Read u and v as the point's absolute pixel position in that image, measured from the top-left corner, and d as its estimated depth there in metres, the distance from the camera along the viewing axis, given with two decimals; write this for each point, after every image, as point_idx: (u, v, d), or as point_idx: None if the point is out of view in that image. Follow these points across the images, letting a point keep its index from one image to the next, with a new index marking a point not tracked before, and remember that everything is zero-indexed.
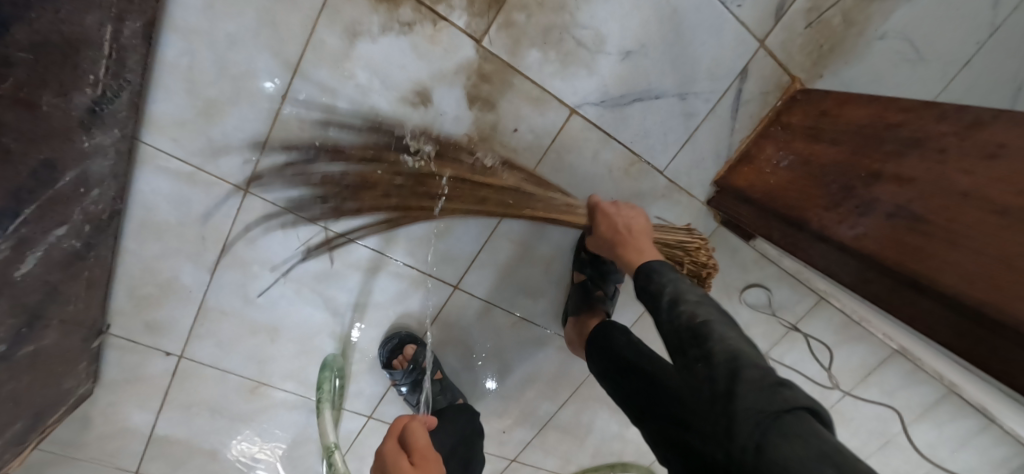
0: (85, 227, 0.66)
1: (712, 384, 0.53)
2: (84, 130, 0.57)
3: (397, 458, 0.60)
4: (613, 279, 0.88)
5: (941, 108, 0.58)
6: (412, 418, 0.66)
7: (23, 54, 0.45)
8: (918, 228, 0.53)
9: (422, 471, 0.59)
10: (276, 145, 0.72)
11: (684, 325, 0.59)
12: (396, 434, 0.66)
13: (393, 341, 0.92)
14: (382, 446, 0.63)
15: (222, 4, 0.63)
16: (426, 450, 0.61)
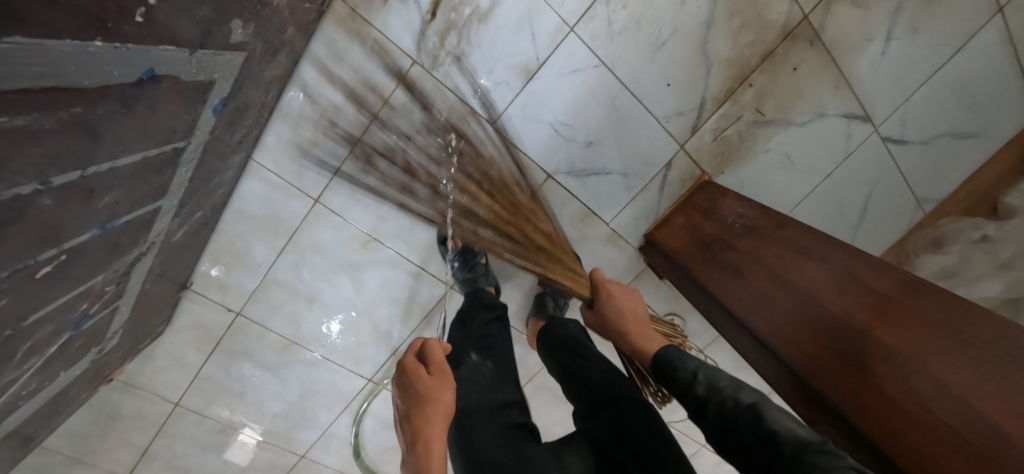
0: (208, 211, 0.96)
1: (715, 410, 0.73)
2: (231, 152, 0.88)
3: (418, 368, 0.79)
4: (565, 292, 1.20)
5: (764, 209, 0.96)
6: (430, 337, 0.82)
7: (227, 115, 0.76)
8: (746, 282, 0.89)
9: (437, 381, 0.78)
10: (344, 172, 1.04)
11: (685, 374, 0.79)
12: (415, 346, 0.83)
13: (453, 225, 1.13)
14: (404, 357, 0.80)
15: (326, 81, 0.95)
16: (440, 364, 0.79)
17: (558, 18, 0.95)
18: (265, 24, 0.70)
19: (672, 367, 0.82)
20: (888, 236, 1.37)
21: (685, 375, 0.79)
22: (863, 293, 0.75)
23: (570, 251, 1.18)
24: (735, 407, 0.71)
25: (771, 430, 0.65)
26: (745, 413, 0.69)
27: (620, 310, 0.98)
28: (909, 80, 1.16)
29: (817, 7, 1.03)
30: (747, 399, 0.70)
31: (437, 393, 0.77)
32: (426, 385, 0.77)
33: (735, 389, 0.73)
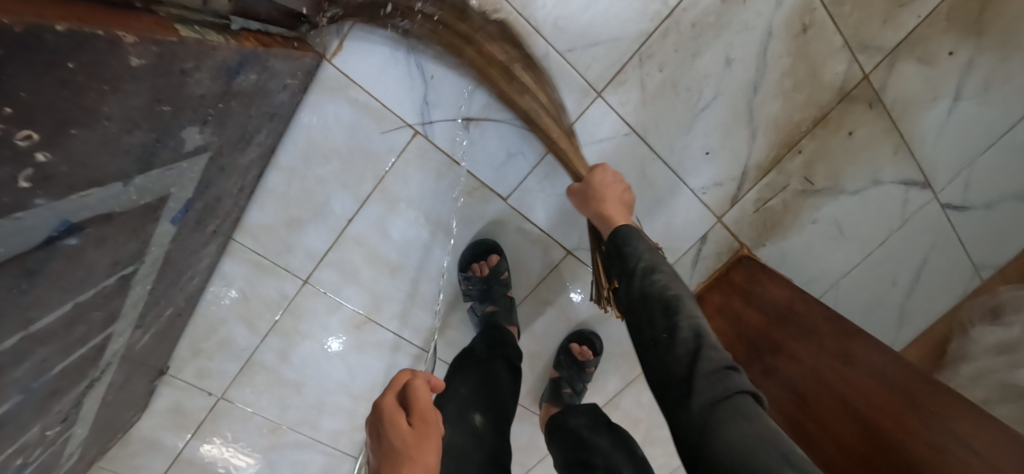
0: (182, 302, 0.82)
1: (660, 341, 0.65)
2: (205, 241, 0.75)
3: (397, 416, 0.59)
4: (585, 378, 1.03)
5: (822, 308, 0.84)
6: (416, 374, 0.64)
7: (192, 216, 0.64)
8: (796, 398, 0.79)
9: (420, 435, 0.58)
10: (335, 252, 0.90)
11: (656, 295, 0.67)
12: (396, 384, 0.63)
13: (491, 244, 0.94)
14: (380, 399, 0.61)
15: (314, 155, 0.82)
16: (427, 410, 0.60)
17: (585, 82, 0.82)
18: (237, 117, 0.58)
19: (626, 253, 0.74)
20: (940, 305, 1.22)
21: (633, 253, 0.73)
22: (890, 392, 0.71)
23: (591, 333, 1.04)
24: (659, 290, 0.67)
25: (683, 327, 0.64)
26: (662, 299, 0.66)
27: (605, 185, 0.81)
28: (977, 141, 1.02)
29: (879, 66, 0.90)
30: (671, 287, 0.67)
31: (416, 453, 0.56)
32: (402, 440, 0.57)
33: (670, 276, 0.69)
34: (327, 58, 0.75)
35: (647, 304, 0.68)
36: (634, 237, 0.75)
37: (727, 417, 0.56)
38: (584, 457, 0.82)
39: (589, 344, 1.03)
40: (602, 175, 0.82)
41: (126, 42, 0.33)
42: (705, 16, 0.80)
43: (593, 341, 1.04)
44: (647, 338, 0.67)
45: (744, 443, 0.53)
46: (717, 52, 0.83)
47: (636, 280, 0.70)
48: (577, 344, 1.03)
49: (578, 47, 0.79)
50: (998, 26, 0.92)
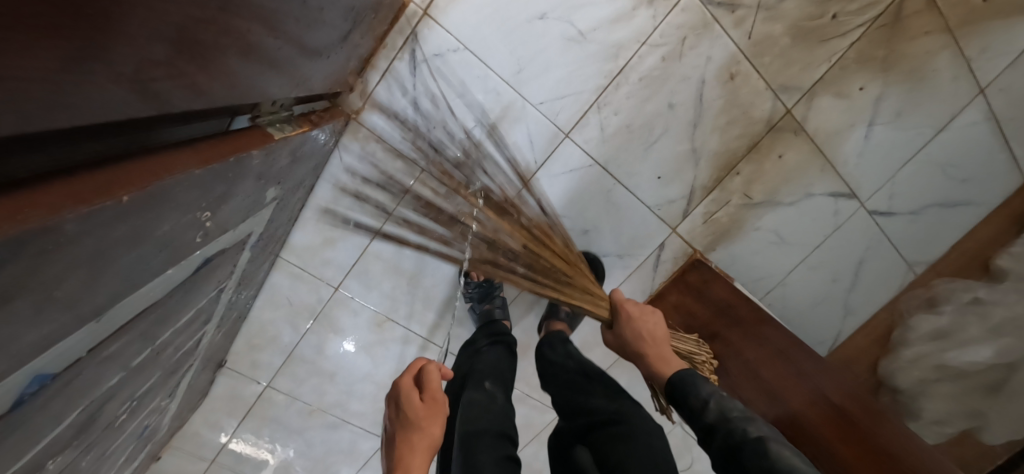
0: (243, 308, 1.06)
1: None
2: (264, 260, 0.99)
3: (413, 393, 0.82)
4: (584, 299, 1.16)
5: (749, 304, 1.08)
6: (430, 362, 0.86)
7: (259, 245, 0.87)
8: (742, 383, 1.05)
9: (428, 409, 0.82)
10: (361, 263, 1.14)
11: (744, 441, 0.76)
12: (413, 370, 0.86)
13: None
14: (401, 379, 0.84)
15: (344, 190, 1.05)
16: (435, 391, 0.83)
17: (553, 125, 1.03)
18: (295, 173, 0.81)
19: (696, 404, 0.83)
20: (882, 297, 1.39)
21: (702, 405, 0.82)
22: (830, 411, 0.99)
23: (594, 256, 1.15)
24: (739, 436, 0.77)
25: (777, 464, 0.71)
26: (750, 443, 0.75)
27: (646, 329, 0.95)
28: (896, 158, 1.20)
29: (799, 102, 1.10)
30: (753, 431, 0.76)
31: (426, 423, 0.81)
32: (418, 411, 0.81)
33: (746, 420, 0.79)
34: (353, 115, 0.98)
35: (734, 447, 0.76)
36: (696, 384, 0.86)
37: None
38: (577, 385, 0.99)
39: (592, 267, 1.14)
40: (640, 323, 0.95)
41: (251, 155, 0.57)
42: (650, 72, 1.02)
43: (596, 264, 1.15)
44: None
45: None
46: (661, 98, 1.04)
47: (720, 434, 0.79)
48: (581, 268, 1.14)
49: (547, 100, 1.00)
50: (902, 65, 1.10)
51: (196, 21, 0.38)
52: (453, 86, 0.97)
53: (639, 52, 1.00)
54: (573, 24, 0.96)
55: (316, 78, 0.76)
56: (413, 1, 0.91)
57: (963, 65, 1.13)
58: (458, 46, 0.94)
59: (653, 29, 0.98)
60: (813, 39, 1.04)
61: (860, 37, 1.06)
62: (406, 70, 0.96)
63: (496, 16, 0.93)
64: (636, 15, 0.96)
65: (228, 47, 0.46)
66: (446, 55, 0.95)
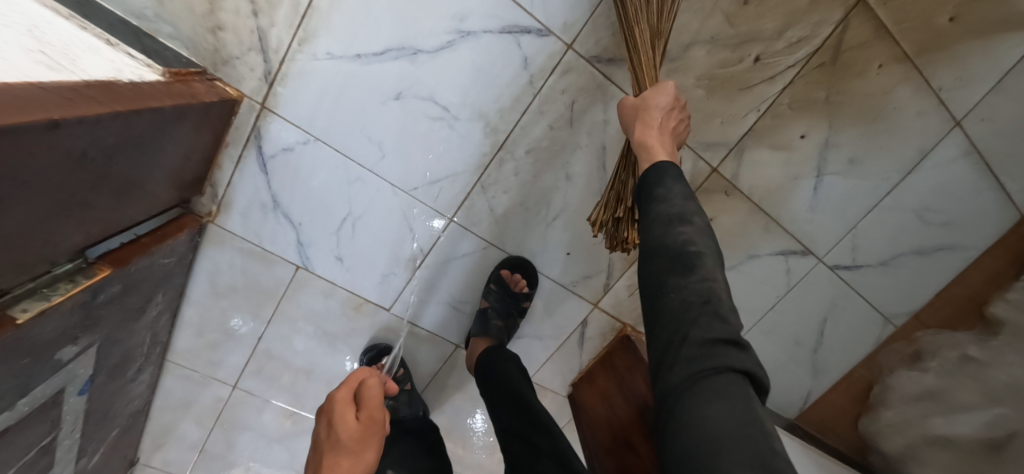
0: (129, 419, 1.00)
1: (673, 321, 0.53)
2: (131, 378, 0.92)
3: (345, 411, 0.59)
4: (515, 311, 0.98)
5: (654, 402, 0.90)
6: (371, 372, 0.63)
7: (103, 376, 0.80)
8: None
9: (364, 431, 0.58)
10: (254, 362, 1.06)
11: (674, 249, 0.57)
12: (348, 381, 0.63)
13: (383, 347, 1.04)
14: (331, 393, 0.61)
15: (218, 293, 0.97)
16: (375, 409, 0.59)
17: (433, 210, 0.92)
18: (113, 309, 0.73)
19: (659, 191, 0.63)
20: (855, 355, 1.22)
21: (665, 194, 0.62)
22: None
23: (522, 259, 0.96)
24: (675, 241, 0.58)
25: (693, 289, 0.54)
26: (679, 254, 0.56)
27: (665, 109, 0.70)
28: (856, 208, 1.03)
29: (726, 158, 0.94)
30: (693, 243, 0.57)
31: (359, 450, 0.57)
32: (348, 435, 0.57)
33: (695, 230, 0.58)
34: (207, 219, 0.90)
35: (660, 271, 0.57)
36: (671, 176, 0.64)
37: (714, 396, 0.46)
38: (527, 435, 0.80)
39: (521, 272, 0.96)
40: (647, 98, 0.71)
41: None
42: (537, 143, 0.88)
43: (525, 268, 0.96)
44: (654, 306, 0.57)
45: (711, 417, 0.45)
46: (556, 169, 0.90)
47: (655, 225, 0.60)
48: (508, 271, 0.96)
49: (420, 184, 0.89)
50: (850, 105, 0.93)
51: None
52: (311, 180, 0.88)
53: (520, 123, 0.86)
54: (436, 101, 0.84)
55: (108, 214, 0.66)
56: (247, 96, 0.80)
57: (929, 96, 0.94)
58: (308, 138, 0.84)
59: (531, 97, 0.84)
60: (732, 88, 0.88)
61: (793, 79, 0.89)
62: (255, 168, 0.86)
63: (347, 104, 0.82)
64: (509, 85, 0.83)
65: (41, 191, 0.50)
66: (296, 149, 0.85)
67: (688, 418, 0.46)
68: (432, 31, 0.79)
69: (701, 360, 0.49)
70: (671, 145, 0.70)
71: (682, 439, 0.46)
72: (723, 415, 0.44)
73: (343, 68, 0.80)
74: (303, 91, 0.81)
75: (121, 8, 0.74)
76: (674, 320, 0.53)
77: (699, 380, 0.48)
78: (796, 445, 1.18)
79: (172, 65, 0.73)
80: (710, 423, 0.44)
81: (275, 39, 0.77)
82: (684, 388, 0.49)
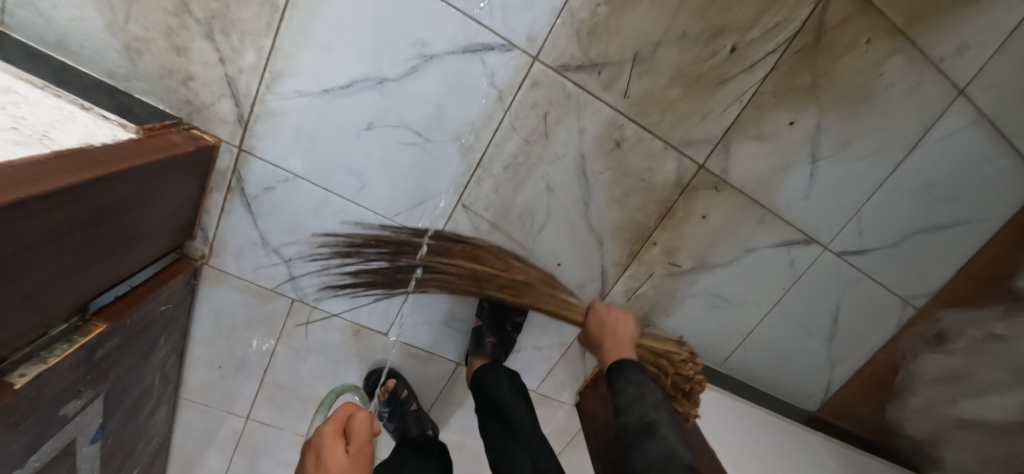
0: (150, 456, 1.04)
1: (654, 452, 0.64)
2: (146, 419, 0.95)
3: (333, 445, 0.61)
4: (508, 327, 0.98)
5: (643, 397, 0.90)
6: (362, 407, 0.65)
7: (115, 422, 0.83)
8: None
9: (352, 465, 0.60)
10: (263, 393, 1.09)
11: (637, 422, 0.68)
12: (339, 417, 0.66)
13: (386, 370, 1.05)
14: (321, 429, 0.64)
15: (221, 330, 1.00)
16: (363, 443, 0.62)
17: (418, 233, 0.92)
18: (114, 360, 0.76)
19: (619, 385, 0.75)
20: (871, 340, 1.18)
21: (622, 385, 0.75)
22: None
23: None
24: (637, 418, 0.69)
25: (657, 448, 0.64)
26: (639, 426, 0.68)
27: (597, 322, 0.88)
28: (857, 192, 0.99)
29: (712, 154, 0.90)
30: (649, 416, 0.68)
31: None
32: (336, 467, 0.59)
33: (650, 404, 0.70)
34: (202, 261, 0.93)
35: (629, 421, 0.69)
36: (627, 367, 0.77)
37: None
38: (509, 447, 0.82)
39: None
40: (598, 317, 0.89)
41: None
42: (513, 158, 0.87)
43: None
44: (636, 430, 0.68)
45: None
46: (536, 182, 0.90)
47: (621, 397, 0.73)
48: None
49: (402, 210, 0.90)
50: (838, 87, 0.89)
51: None
52: (296, 216, 0.89)
53: (494, 140, 0.85)
54: (408, 128, 0.84)
55: (100, 268, 0.68)
56: (224, 140, 0.82)
57: (926, 68, 0.89)
58: (287, 176, 0.86)
59: (502, 113, 0.83)
60: (710, 83, 0.85)
61: (774, 65, 0.85)
62: (242, 209, 0.88)
63: (322, 139, 0.83)
64: (478, 104, 0.83)
65: (17, 267, 0.49)
66: (276, 187, 0.87)
67: None
68: (395, 59, 0.78)
69: None
70: (629, 347, 0.83)
71: None
72: None
73: (314, 105, 0.81)
74: (276, 131, 0.82)
75: (96, 70, 0.76)
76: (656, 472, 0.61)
77: None
78: (816, 439, 1.15)
79: (147, 121, 0.76)
80: None
81: (244, 83, 0.79)
82: None
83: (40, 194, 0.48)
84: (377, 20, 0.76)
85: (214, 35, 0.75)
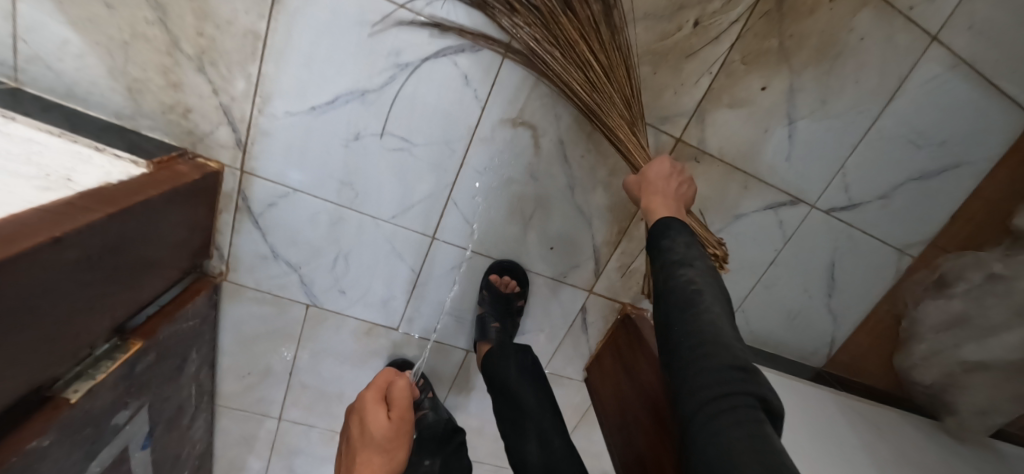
0: (196, 461, 1.13)
1: (703, 326, 0.61)
2: (187, 427, 1.04)
3: (375, 411, 0.66)
4: (510, 311, 1.03)
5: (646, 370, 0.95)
6: (402, 375, 0.69)
7: (161, 429, 0.92)
8: (640, 443, 0.91)
9: (395, 430, 0.65)
10: (291, 394, 1.17)
11: (680, 289, 0.65)
12: (379, 382, 0.70)
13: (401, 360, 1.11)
14: (363, 394, 0.68)
15: (245, 341, 1.08)
16: (404, 411, 0.66)
17: (416, 232, 0.98)
18: (153, 374, 0.83)
19: (664, 245, 0.71)
20: (870, 292, 1.20)
21: (666, 245, 0.70)
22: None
23: (508, 261, 1.02)
24: (681, 284, 0.65)
25: (701, 321, 0.61)
26: (685, 295, 0.64)
27: (663, 170, 0.78)
28: (839, 147, 1.00)
29: (688, 126, 0.93)
30: (694, 282, 0.65)
31: (391, 446, 0.64)
32: (380, 430, 0.64)
33: (696, 270, 0.66)
34: (221, 277, 1.00)
35: (670, 296, 0.66)
36: (675, 229, 0.72)
37: (728, 415, 0.53)
38: (520, 423, 0.86)
39: (510, 273, 1.02)
40: (659, 169, 0.79)
41: (40, 446, 0.58)
42: (496, 152, 0.92)
43: (512, 269, 1.02)
44: (682, 300, 0.64)
45: (730, 434, 0.51)
46: (520, 171, 0.94)
47: (660, 271, 0.69)
48: (496, 275, 1.01)
49: (398, 211, 0.95)
50: (808, 46, 0.90)
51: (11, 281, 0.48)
52: (300, 227, 0.96)
53: (475, 137, 0.90)
54: (394, 134, 0.89)
55: (130, 293, 0.76)
56: (227, 165, 0.89)
57: (894, 19, 0.90)
58: (288, 191, 0.92)
59: (479, 110, 0.88)
60: (677, 58, 0.88)
61: (739, 34, 0.87)
62: (251, 226, 0.95)
63: (315, 152, 0.89)
64: (456, 104, 0.87)
65: (58, 296, 0.57)
66: (279, 203, 0.93)
67: (718, 433, 0.52)
68: (373, 71, 0.83)
69: (719, 376, 0.56)
70: (676, 207, 0.76)
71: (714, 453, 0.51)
72: (744, 432, 0.51)
73: (302, 122, 0.86)
74: (272, 150, 0.88)
75: (104, 113, 0.83)
76: (709, 346, 0.58)
77: (720, 397, 0.54)
78: (823, 394, 1.17)
79: (155, 155, 0.82)
80: (738, 439, 0.50)
81: (238, 110, 0.85)
82: (706, 410, 0.55)
83: (45, 241, 0.52)
84: (351, 36, 0.80)
85: (205, 68, 0.81)
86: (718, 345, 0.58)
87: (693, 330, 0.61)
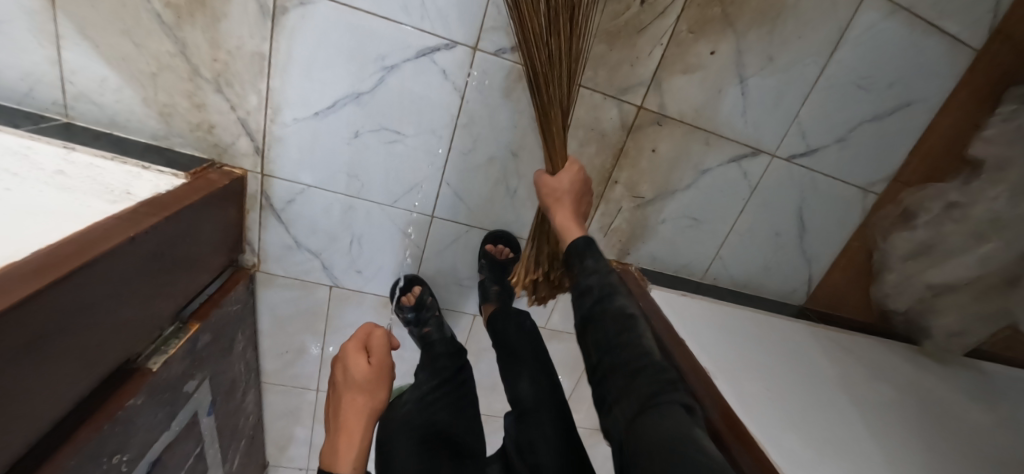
0: (250, 430, 1.31)
1: (633, 347, 0.69)
2: (241, 400, 1.21)
3: (358, 358, 0.82)
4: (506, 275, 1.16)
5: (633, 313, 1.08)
6: (377, 328, 0.86)
7: (220, 400, 1.09)
8: None
9: (374, 372, 0.82)
10: (325, 367, 1.33)
11: (608, 313, 0.72)
12: (357, 336, 0.86)
13: (412, 277, 1.16)
14: (346, 345, 0.84)
15: (280, 322, 1.24)
16: (381, 356, 0.83)
17: (417, 213, 1.11)
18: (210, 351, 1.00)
19: (585, 266, 0.78)
20: (840, 229, 1.29)
21: (585, 269, 0.77)
22: None
23: (499, 231, 1.14)
24: (609, 310, 0.72)
25: (629, 345, 0.69)
26: (615, 318, 0.72)
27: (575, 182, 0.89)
28: (791, 99, 1.09)
29: (647, 95, 1.04)
30: (623, 309, 0.72)
31: (371, 385, 0.81)
32: (362, 373, 0.81)
33: (619, 293, 0.74)
34: (254, 268, 1.15)
35: (596, 315, 0.73)
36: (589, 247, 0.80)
37: (660, 421, 0.61)
38: (515, 366, 0.99)
39: (502, 241, 1.14)
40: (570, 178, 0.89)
41: (135, 403, 0.75)
42: (478, 134, 1.04)
43: (504, 237, 1.14)
44: (612, 320, 0.72)
45: (661, 436, 0.59)
46: (502, 150, 1.06)
47: (586, 294, 0.76)
48: (491, 244, 1.14)
49: (399, 196, 1.09)
50: (749, 11, 0.99)
51: (106, 272, 0.63)
52: (316, 217, 1.10)
53: (459, 123, 1.02)
54: (388, 128, 1.02)
55: (186, 283, 0.92)
56: (248, 170, 1.03)
57: None
58: (302, 187, 1.06)
59: (459, 99, 1.00)
60: (629, 35, 0.98)
61: (683, 6, 0.97)
62: (274, 221, 1.09)
63: (322, 150, 1.02)
64: (438, 97, 1.00)
65: (137, 284, 0.73)
66: (296, 198, 1.07)
67: (648, 436, 0.60)
68: (364, 75, 0.96)
69: (649, 390, 0.64)
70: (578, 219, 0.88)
71: (646, 452, 0.59)
72: (671, 435, 0.59)
73: (309, 126, 1.00)
74: (285, 153, 1.02)
75: (142, 136, 0.98)
76: (638, 366, 0.67)
77: (650, 407, 0.63)
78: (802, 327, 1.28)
79: (189, 167, 0.97)
80: (665, 436, 0.59)
81: (253, 121, 0.99)
82: (637, 420, 0.63)
83: (124, 240, 0.67)
84: (341, 47, 0.93)
85: (222, 89, 0.95)
86: (648, 367, 0.66)
87: (621, 350, 0.69)
